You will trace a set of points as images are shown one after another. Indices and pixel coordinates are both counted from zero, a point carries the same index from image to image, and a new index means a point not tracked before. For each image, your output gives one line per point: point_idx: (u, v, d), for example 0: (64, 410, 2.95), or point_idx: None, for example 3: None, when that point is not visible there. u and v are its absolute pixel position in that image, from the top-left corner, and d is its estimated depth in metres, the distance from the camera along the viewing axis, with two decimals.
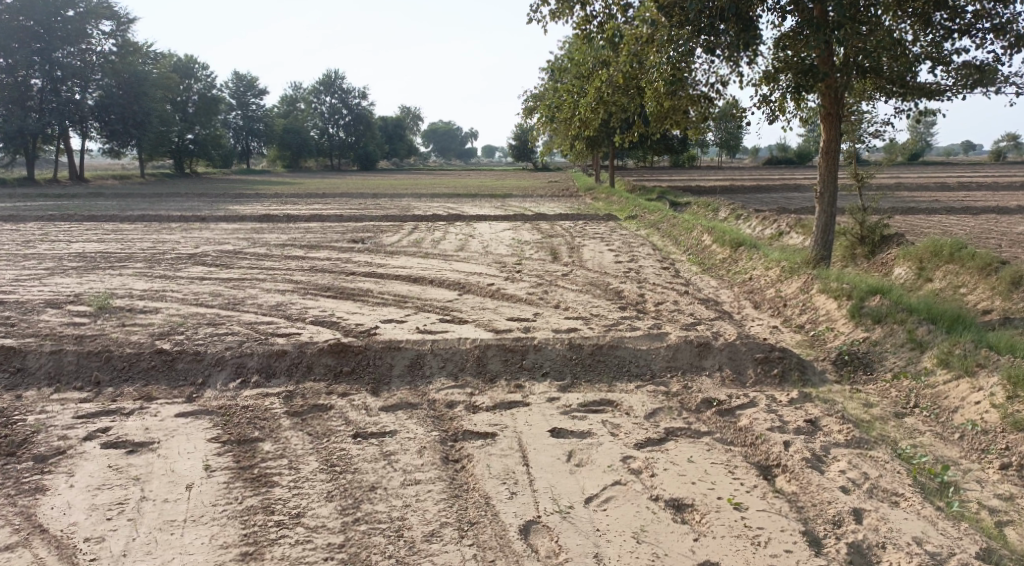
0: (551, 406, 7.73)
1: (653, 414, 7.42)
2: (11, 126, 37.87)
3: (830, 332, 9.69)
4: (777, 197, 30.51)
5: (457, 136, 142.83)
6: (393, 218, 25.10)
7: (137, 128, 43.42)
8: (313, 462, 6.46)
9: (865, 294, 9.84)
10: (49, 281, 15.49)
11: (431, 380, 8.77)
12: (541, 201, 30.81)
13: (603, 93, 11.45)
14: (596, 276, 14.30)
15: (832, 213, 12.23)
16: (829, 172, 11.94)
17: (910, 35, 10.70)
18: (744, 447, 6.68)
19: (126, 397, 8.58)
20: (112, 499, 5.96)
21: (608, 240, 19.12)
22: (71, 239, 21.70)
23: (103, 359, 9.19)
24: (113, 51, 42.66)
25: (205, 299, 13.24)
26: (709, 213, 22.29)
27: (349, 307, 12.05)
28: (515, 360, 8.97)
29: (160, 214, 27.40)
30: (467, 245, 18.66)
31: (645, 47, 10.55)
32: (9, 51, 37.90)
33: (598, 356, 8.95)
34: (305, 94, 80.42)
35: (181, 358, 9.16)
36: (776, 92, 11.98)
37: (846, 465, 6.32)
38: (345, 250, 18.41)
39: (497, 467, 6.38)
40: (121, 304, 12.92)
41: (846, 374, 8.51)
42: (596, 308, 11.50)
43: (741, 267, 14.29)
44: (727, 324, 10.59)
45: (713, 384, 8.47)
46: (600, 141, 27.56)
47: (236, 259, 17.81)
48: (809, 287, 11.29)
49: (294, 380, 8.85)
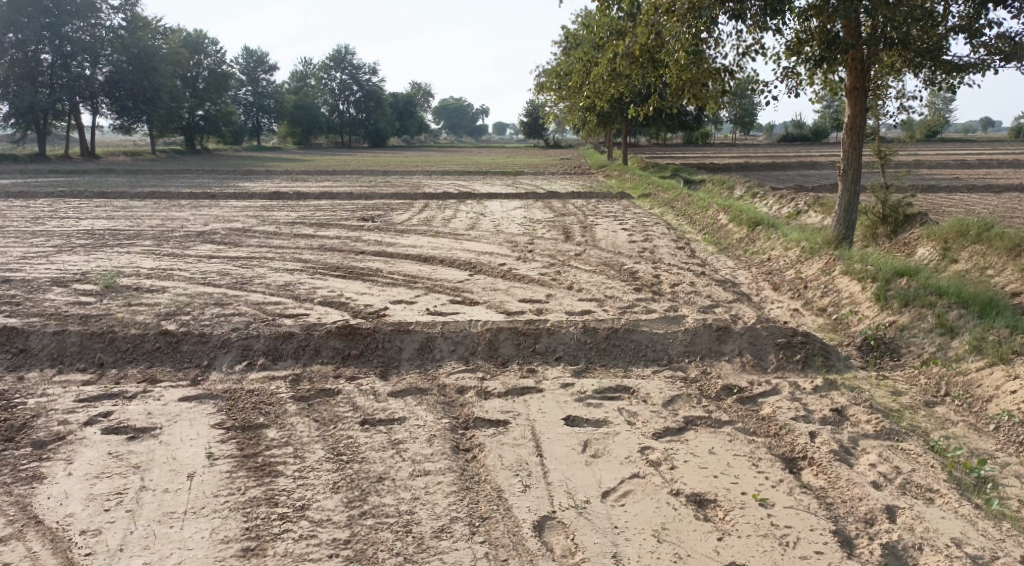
0: (565, 393, 7.47)
1: (671, 403, 7.17)
2: (22, 101, 37.65)
3: (854, 315, 9.39)
4: (793, 176, 30.07)
5: (468, 112, 141.97)
6: (404, 195, 24.84)
7: (147, 104, 43.14)
8: (319, 450, 6.23)
9: (890, 276, 9.53)
10: (56, 259, 15.30)
11: (441, 365, 8.53)
12: (553, 179, 30.44)
13: (622, 66, 11.10)
14: (609, 256, 14.00)
15: (855, 192, 11.88)
16: (853, 148, 11.59)
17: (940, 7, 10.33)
18: (768, 437, 6.41)
19: (130, 379, 8.37)
20: (110, 489, 5.75)
21: (621, 219, 18.81)
22: (80, 216, 21.51)
23: (107, 340, 8.97)
24: (122, 26, 42.35)
25: (212, 278, 13.02)
26: (724, 191, 21.90)
27: (358, 288, 11.81)
28: (528, 344, 8.71)
29: (170, 191, 27.22)
30: (478, 223, 18.36)
31: (664, 17, 10.21)
32: (18, 26, 37.57)
33: (614, 340, 8.69)
34: (316, 70, 79.82)
35: (185, 340, 8.93)
36: (800, 65, 11.63)
37: (877, 459, 6.06)
38: (355, 228, 18.15)
39: (510, 458, 6.14)
40: (128, 283, 12.71)
41: (872, 361, 8.25)
42: (610, 290, 11.22)
43: (758, 247, 13.95)
44: (746, 306, 10.30)
45: (733, 370, 8.21)
46: (612, 118, 27.13)
47: (245, 237, 17.60)
48: (831, 268, 10.98)
49: (300, 363, 8.62)
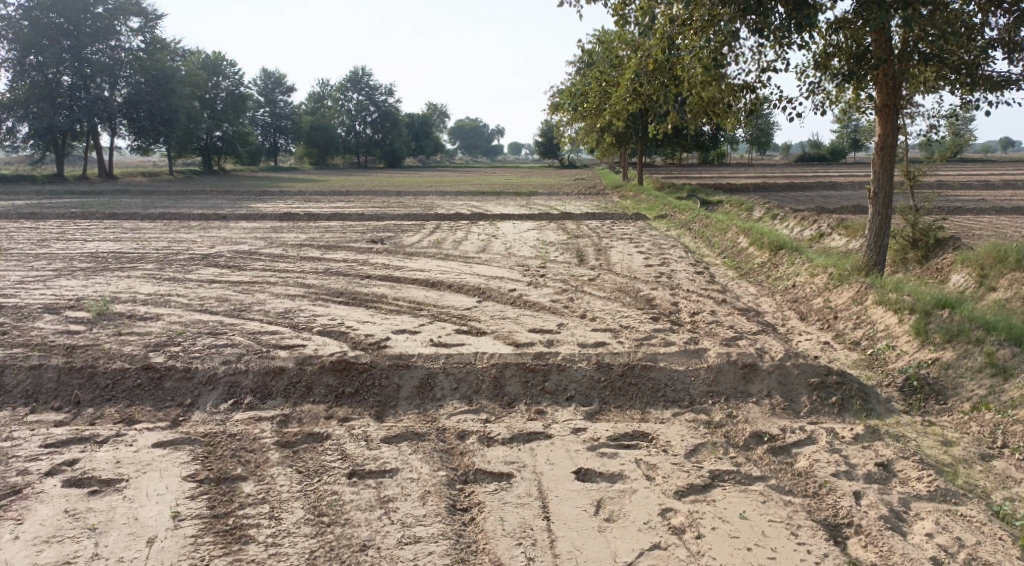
0: (576, 440, 6.77)
1: (695, 453, 6.47)
2: (41, 122, 37.36)
3: (891, 350, 8.68)
4: (813, 196, 29.38)
5: (484, 132, 141.88)
6: (416, 216, 24.27)
7: (165, 125, 42.93)
8: (298, 510, 5.60)
9: (930, 308, 8.82)
10: (53, 283, 14.73)
11: (442, 405, 7.85)
12: (568, 199, 29.76)
13: (640, 83, 10.50)
14: (625, 281, 13.31)
15: (887, 215, 11.14)
16: (885, 169, 10.86)
17: (975, 18, 9.66)
18: (807, 498, 5.69)
19: (106, 420, 7.73)
20: (59, 557, 5.21)
21: (637, 241, 18.10)
22: (86, 238, 20.99)
23: (86, 376, 8.32)
24: (141, 48, 42.23)
25: (209, 304, 12.39)
26: (742, 212, 21.20)
27: (360, 315, 11.16)
28: (536, 383, 8.01)
29: (181, 212, 26.71)
30: (490, 246, 17.71)
31: (684, 29, 9.59)
32: (39, 49, 37.37)
33: (630, 379, 7.99)
34: (332, 91, 79.85)
35: (169, 376, 8.27)
36: (826, 81, 10.96)
37: (933, 527, 5.36)
38: (363, 251, 17.55)
39: (513, 521, 5.47)
40: (121, 309, 12.08)
41: (915, 405, 7.57)
42: (626, 319, 10.50)
43: (782, 273, 13.20)
44: (772, 338, 9.58)
45: (762, 413, 7.50)
46: (628, 138, 26.54)
47: (249, 260, 17.01)
48: (863, 297, 10.27)
49: (290, 403, 7.93)
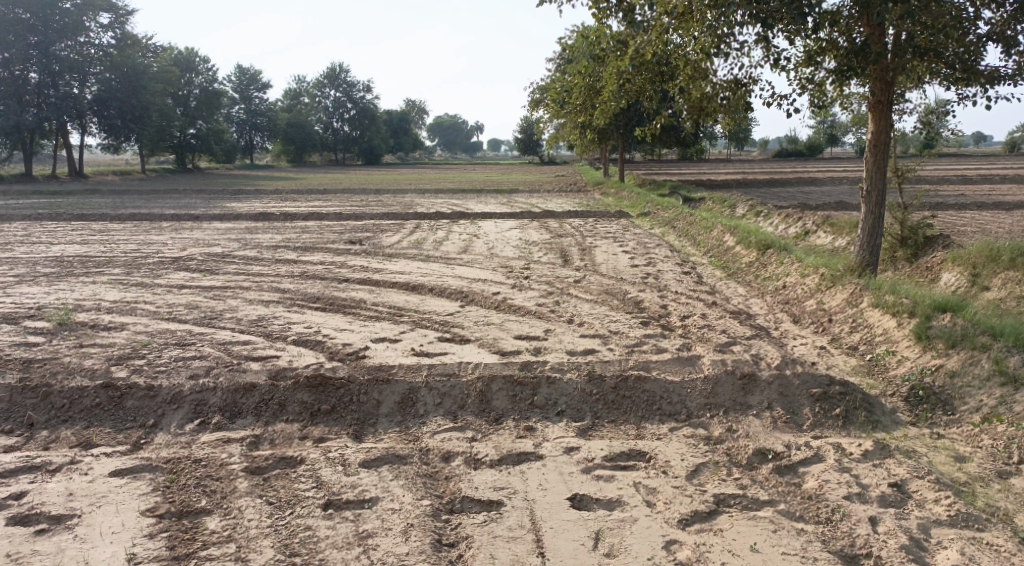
0: (569, 460, 6.36)
1: (696, 474, 6.10)
2: (8, 121, 36.41)
3: (892, 356, 8.29)
4: (794, 192, 29.11)
5: (462, 129, 141.74)
6: (394, 215, 23.76)
7: (136, 123, 42.03)
8: (267, 549, 5.33)
9: (931, 311, 8.45)
10: (14, 291, 14.09)
11: (425, 422, 7.37)
12: (548, 196, 29.36)
13: (627, 77, 10.13)
14: (610, 282, 12.89)
15: (880, 214, 10.70)
16: (878, 167, 10.44)
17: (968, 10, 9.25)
18: (820, 525, 5.48)
19: (62, 444, 7.24)
20: None
21: (622, 240, 17.68)
22: (53, 241, 20.29)
23: (40, 396, 7.79)
24: (111, 44, 41.26)
25: (178, 312, 11.82)
26: (725, 209, 20.84)
27: (337, 323, 10.64)
28: (524, 396, 7.56)
29: (152, 212, 26.03)
30: (471, 246, 17.23)
31: (681, 20, 9.12)
32: (5, 45, 36.42)
33: (623, 392, 7.55)
34: (309, 87, 79.00)
35: (130, 395, 7.75)
36: (818, 75, 10.53)
37: (958, 558, 5.18)
38: (340, 252, 17.05)
39: (505, 558, 5.23)
40: (84, 319, 11.49)
41: (922, 416, 7.19)
42: (614, 324, 10.06)
43: (770, 273, 12.79)
44: (767, 343, 9.16)
45: (763, 427, 7.10)
46: (609, 134, 26.18)
47: (222, 263, 16.42)
48: (857, 299, 9.89)
49: (262, 422, 7.43)
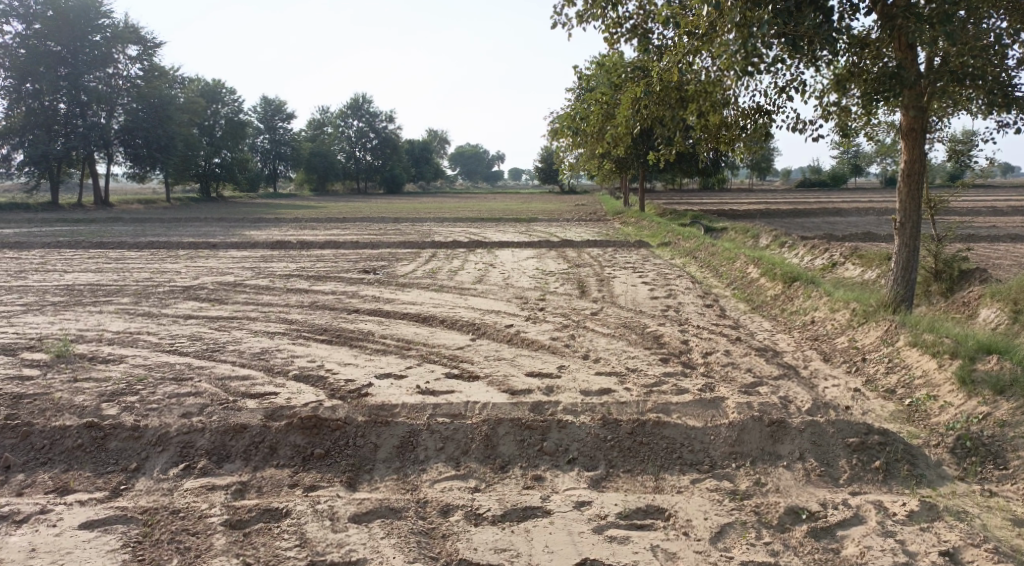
0: (580, 518, 5.96)
1: (721, 536, 5.77)
2: (36, 150, 36.51)
3: (933, 400, 7.62)
4: (820, 223, 28.49)
5: (485, 158, 142.12)
6: (411, 244, 23.37)
7: (161, 152, 42.00)
8: None
9: (976, 353, 7.78)
10: (19, 320, 13.71)
11: (425, 469, 6.80)
12: (569, 226, 28.89)
13: (644, 103, 9.66)
14: (629, 314, 12.32)
15: (915, 247, 9.99)
16: (911, 197, 9.78)
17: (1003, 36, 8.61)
18: None
19: (37, 490, 6.75)
20: None
21: (642, 271, 17.11)
22: (66, 269, 19.95)
23: (20, 436, 7.31)
24: (139, 76, 41.54)
25: (179, 344, 11.33)
26: (748, 240, 20.23)
27: (341, 357, 10.12)
28: (533, 442, 6.97)
29: (170, 240, 25.75)
30: (487, 276, 16.73)
31: (707, 40, 8.65)
32: (36, 76, 36.65)
33: (640, 438, 6.95)
34: (333, 117, 79.45)
35: (114, 435, 7.25)
36: (846, 102, 9.97)
37: None
38: (353, 282, 16.61)
39: None
40: (83, 350, 11.03)
41: (971, 470, 6.55)
42: (633, 361, 9.45)
43: (797, 307, 12.14)
44: (796, 383, 8.50)
45: (795, 480, 6.49)
46: (629, 162, 25.83)
47: (232, 293, 16.01)
48: (892, 337, 9.25)
49: (250, 467, 6.89)
